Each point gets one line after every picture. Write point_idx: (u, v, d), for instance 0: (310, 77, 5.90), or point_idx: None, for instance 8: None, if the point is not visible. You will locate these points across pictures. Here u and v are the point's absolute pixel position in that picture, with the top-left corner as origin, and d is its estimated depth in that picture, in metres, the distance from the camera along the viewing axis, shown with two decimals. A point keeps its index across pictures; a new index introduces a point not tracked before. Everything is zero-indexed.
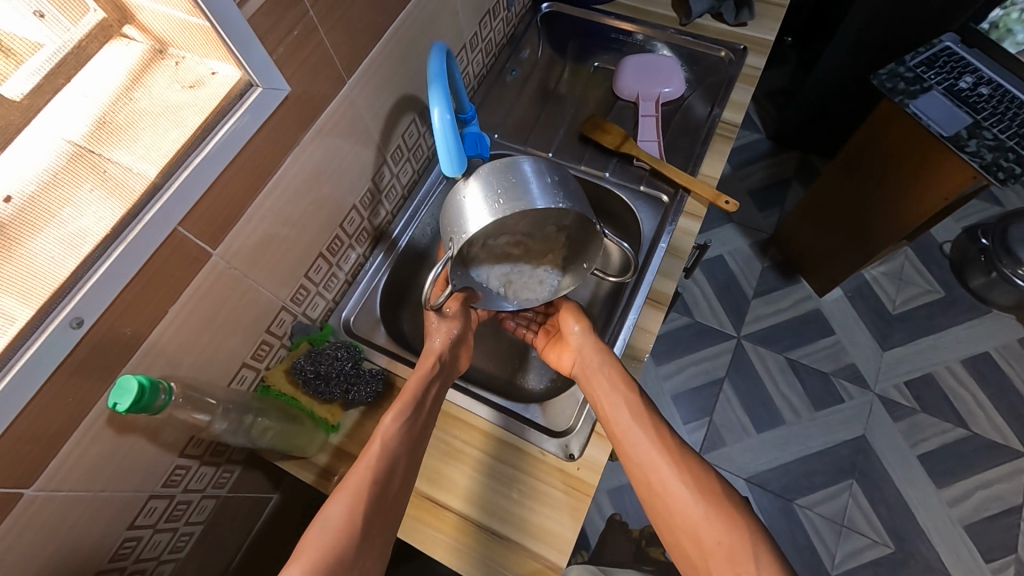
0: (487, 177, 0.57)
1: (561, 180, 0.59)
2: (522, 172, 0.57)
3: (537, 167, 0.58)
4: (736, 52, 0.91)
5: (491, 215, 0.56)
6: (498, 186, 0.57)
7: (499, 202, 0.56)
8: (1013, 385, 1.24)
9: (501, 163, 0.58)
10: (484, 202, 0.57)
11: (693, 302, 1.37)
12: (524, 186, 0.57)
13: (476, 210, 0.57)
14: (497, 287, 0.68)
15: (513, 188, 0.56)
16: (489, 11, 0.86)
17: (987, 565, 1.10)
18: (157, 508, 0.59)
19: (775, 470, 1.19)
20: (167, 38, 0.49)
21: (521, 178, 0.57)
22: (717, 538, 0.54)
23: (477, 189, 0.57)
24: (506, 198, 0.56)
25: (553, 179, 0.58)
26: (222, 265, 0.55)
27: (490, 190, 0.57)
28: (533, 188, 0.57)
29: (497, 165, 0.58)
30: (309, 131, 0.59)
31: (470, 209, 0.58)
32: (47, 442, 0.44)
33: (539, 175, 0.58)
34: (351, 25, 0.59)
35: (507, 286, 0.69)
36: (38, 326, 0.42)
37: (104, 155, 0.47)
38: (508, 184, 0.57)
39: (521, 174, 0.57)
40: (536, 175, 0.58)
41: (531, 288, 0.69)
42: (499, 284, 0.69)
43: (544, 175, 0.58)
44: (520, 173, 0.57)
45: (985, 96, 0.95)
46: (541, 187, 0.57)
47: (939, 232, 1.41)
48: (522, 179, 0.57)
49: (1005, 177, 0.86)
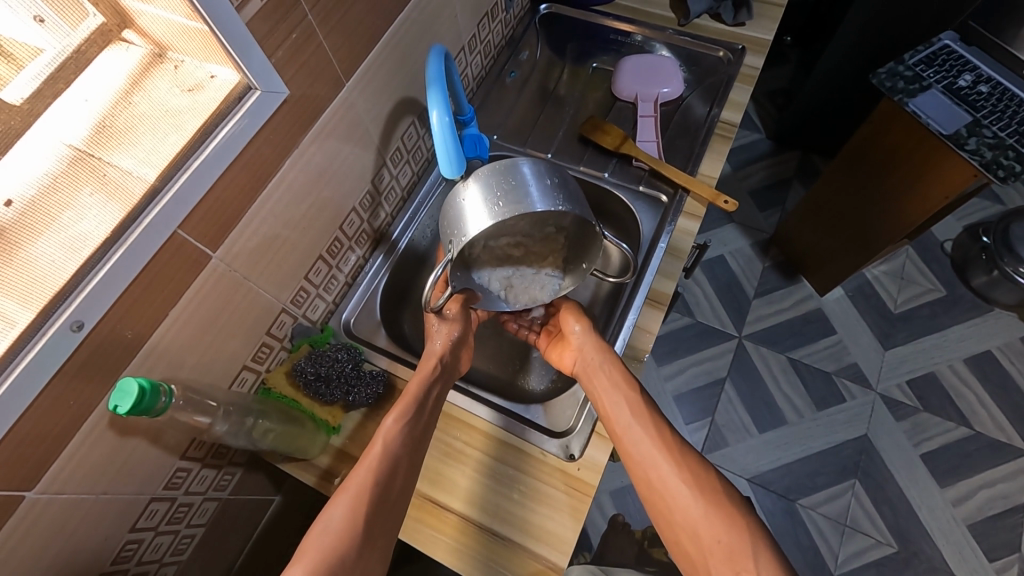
0: (486, 180, 0.58)
1: (561, 182, 0.59)
2: (521, 174, 0.57)
3: (537, 169, 0.58)
4: (734, 52, 0.92)
5: (491, 218, 0.56)
6: (497, 189, 0.57)
7: (499, 204, 0.56)
8: (1016, 383, 1.24)
9: (500, 165, 0.58)
10: (484, 205, 0.57)
11: (694, 302, 1.36)
12: (523, 189, 0.57)
13: (476, 212, 0.57)
14: (498, 290, 0.69)
15: (511, 190, 0.57)
16: (488, 13, 0.87)
17: (991, 564, 1.10)
18: (159, 510, 0.59)
19: (777, 470, 1.19)
20: (166, 43, 0.49)
21: (520, 180, 0.57)
22: (716, 537, 0.54)
23: (476, 191, 0.57)
24: (505, 202, 0.56)
25: (552, 181, 0.58)
26: (222, 267, 0.55)
27: (489, 193, 0.57)
28: (532, 191, 0.57)
29: (496, 167, 0.58)
30: (308, 134, 0.59)
31: (469, 212, 0.58)
32: (48, 445, 0.44)
33: (538, 178, 0.58)
34: (350, 28, 0.59)
35: (508, 290, 0.69)
36: (38, 329, 0.42)
37: (104, 159, 0.47)
38: (508, 187, 0.57)
39: (520, 177, 0.57)
40: (535, 177, 0.58)
41: (532, 291, 0.69)
42: (500, 288, 0.69)
43: (543, 177, 0.58)
44: (519, 175, 0.57)
45: (984, 94, 0.96)
46: (540, 190, 0.57)
47: (940, 231, 1.41)
48: (521, 182, 0.57)
49: (1005, 175, 0.86)
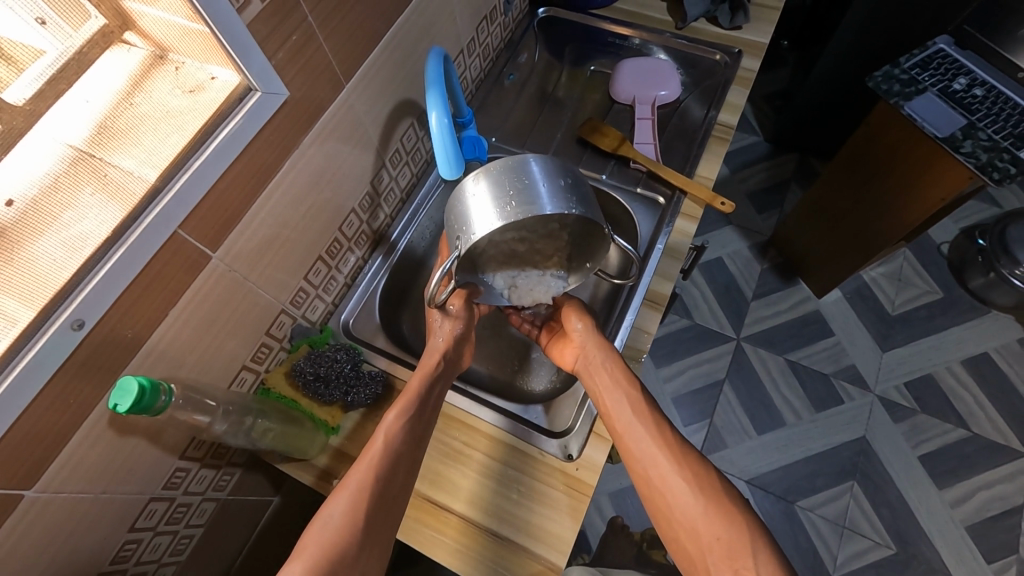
0: (496, 178, 0.58)
1: (572, 183, 0.59)
2: (532, 174, 0.58)
3: (548, 168, 0.59)
4: (731, 55, 0.92)
5: (500, 219, 0.57)
6: (508, 188, 0.57)
7: (510, 204, 0.57)
8: (1013, 385, 1.24)
9: (510, 163, 0.58)
10: (493, 205, 0.57)
11: (692, 304, 1.37)
12: (534, 189, 0.57)
13: (485, 211, 0.57)
14: (503, 290, 0.69)
15: (522, 190, 0.57)
16: (487, 16, 0.87)
17: (990, 565, 1.10)
18: (157, 510, 0.59)
19: (776, 472, 1.19)
20: (167, 45, 0.50)
21: (531, 180, 0.57)
22: (715, 534, 0.54)
23: (486, 190, 0.58)
24: (516, 202, 0.56)
25: (563, 182, 0.59)
26: (223, 267, 0.55)
27: (500, 192, 0.57)
28: (542, 192, 0.57)
29: (506, 165, 0.58)
30: (308, 135, 0.59)
31: (476, 211, 0.58)
32: (49, 443, 0.45)
33: (549, 178, 0.58)
34: (349, 31, 0.60)
35: (512, 289, 0.70)
36: (39, 328, 0.42)
37: (105, 159, 0.47)
38: (519, 186, 0.57)
39: (530, 176, 0.58)
40: (545, 177, 0.58)
41: (537, 291, 0.69)
42: (504, 287, 0.69)
43: (555, 177, 0.58)
44: (530, 175, 0.58)
45: (979, 97, 0.96)
46: (551, 190, 0.57)
47: (937, 232, 1.42)
48: (531, 182, 0.57)
49: (1001, 177, 0.87)
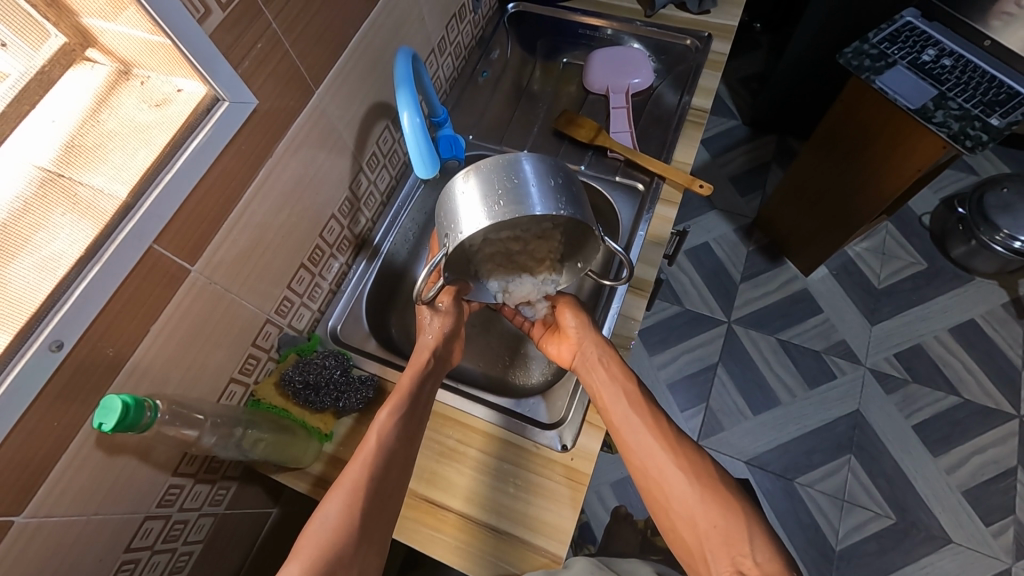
0: (486, 176, 0.58)
1: (564, 183, 0.59)
2: (523, 173, 0.57)
3: (539, 168, 0.58)
4: (701, 39, 0.92)
5: (488, 218, 0.57)
6: (498, 187, 0.57)
7: (499, 203, 0.57)
8: (1001, 350, 1.26)
9: (501, 161, 0.58)
10: (482, 204, 0.57)
11: (681, 289, 1.38)
12: (524, 189, 0.56)
13: (475, 210, 0.57)
14: (496, 293, 0.70)
15: (512, 190, 0.57)
16: (456, 14, 0.87)
17: (988, 529, 1.11)
18: (153, 528, 0.59)
19: (775, 450, 1.20)
20: (131, 59, 0.49)
21: (522, 179, 0.57)
22: (711, 521, 0.54)
23: (477, 188, 0.58)
24: (505, 201, 0.56)
25: (555, 182, 0.58)
26: (201, 280, 0.55)
27: (489, 190, 0.57)
28: (533, 192, 0.57)
29: (497, 164, 0.58)
30: (281, 142, 0.59)
31: (464, 209, 0.58)
32: (36, 465, 0.44)
33: (540, 177, 0.58)
34: (316, 36, 0.60)
35: (506, 293, 0.70)
36: (17, 351, 0.42)
37: (74, 178, 0.47)
38: (509, 186, 0.57)
39: (521, 175, 0.57)
40: (536, 176, 0.58)
41: (532, 295, 0.70)
42: (498, 290, 0.70)
43: (546, 177, 0.58)
44: (520, 175, 0.57)
45: (948, 68, 0.98)
46: (541, 190, 0.57)
47: (918, 205, 1.43)
48: (522, 182, 0.57)
49: (974, 144, 0.88)
